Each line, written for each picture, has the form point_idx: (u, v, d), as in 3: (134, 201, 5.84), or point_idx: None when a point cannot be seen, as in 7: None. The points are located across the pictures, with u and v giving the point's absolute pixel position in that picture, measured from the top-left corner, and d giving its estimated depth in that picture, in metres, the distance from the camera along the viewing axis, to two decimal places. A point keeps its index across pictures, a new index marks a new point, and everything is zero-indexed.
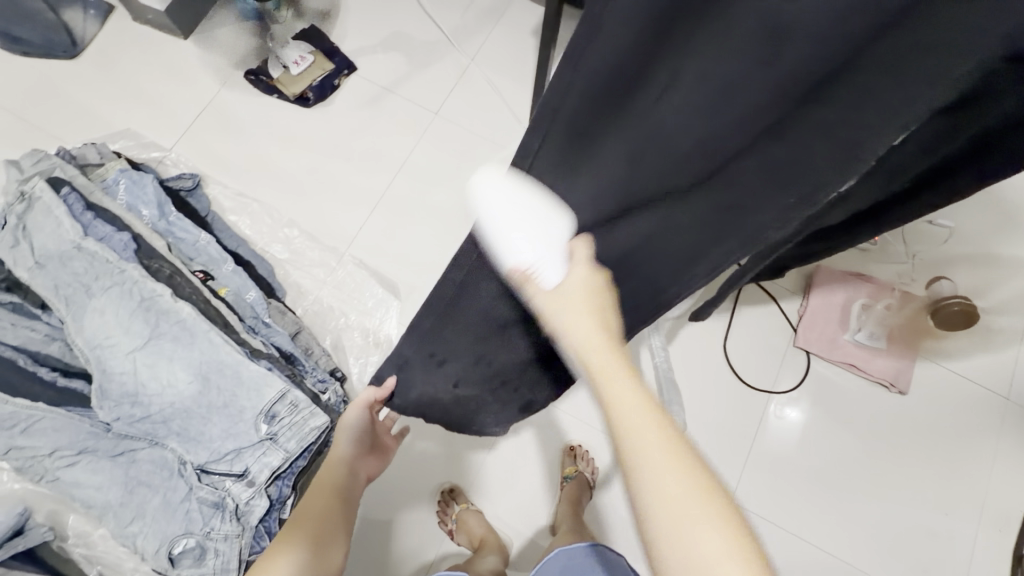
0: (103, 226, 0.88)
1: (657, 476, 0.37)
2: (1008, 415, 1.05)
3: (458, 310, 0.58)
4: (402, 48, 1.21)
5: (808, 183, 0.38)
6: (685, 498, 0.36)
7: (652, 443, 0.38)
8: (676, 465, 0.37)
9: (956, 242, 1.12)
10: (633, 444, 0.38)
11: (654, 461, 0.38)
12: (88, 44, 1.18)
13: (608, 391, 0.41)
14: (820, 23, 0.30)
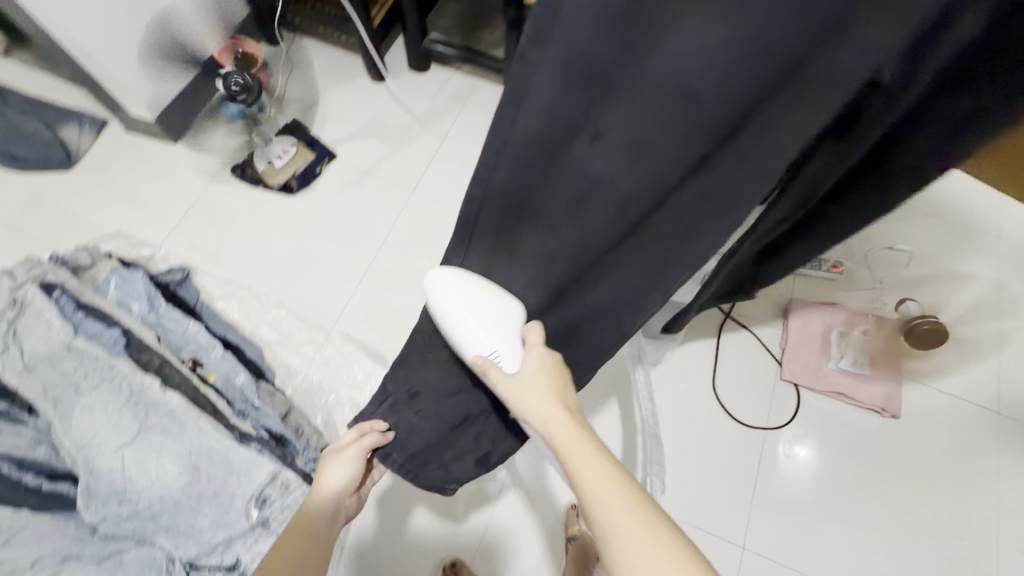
0: (94, 323, 0.90)
1: (625, 532, 0.45)
2: (1002, 428, 1.06)
3: (472, 310, 0.60)
4: (378, 134, 1.31)
5: (738, 202, 0.44)
6: (651, 549, 0.44)
7: (615, 502, 0.46)
8: (641, 521, 0.45)
9: (915, 265, 1.19)
10: (598, 502, 0.47)
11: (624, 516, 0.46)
12: (81, 156, 1.25)
13: (573, 461, 0.50)
14: (717, 57, 0.37)
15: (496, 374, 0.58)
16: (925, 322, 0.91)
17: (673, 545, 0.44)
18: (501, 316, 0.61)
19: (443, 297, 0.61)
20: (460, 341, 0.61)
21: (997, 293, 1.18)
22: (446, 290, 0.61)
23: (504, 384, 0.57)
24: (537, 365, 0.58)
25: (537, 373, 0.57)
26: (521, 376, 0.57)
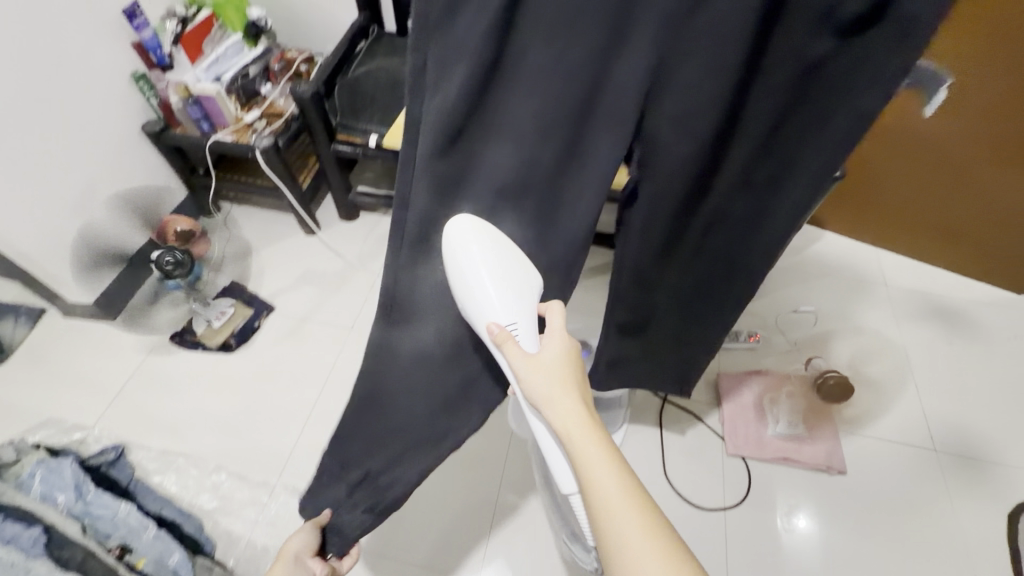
0: (12, 524, 0.81)
1: (635, 544, 0.47)
2: (942, 465, 1.10)
3: (496, 275, 0.57)
4: (315, 281, 1.39)
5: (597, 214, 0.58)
6: (657, 564, 0.46)
7: (628, 514, 0.48)
8: (648, 535, 0.47)
9: (822, 322, 1.30)
10: (609, 513, 0.48)
11: (634, 527, 0.48)
12: (15, 348, 1.27)
13: (588, 467, 0.50)
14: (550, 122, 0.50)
15: (516, 349, 0.56)
16: (832, 376, 0.98)
17: (671, 554, 0.47)
18: (519, 283, 0.58)
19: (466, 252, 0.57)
20: (477, 311, 0.59)
21: (900, 334, 1.28)
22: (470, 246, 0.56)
23: (526, 369, 0.55)
24: (560, 357, 0.56)
25: (559, 363, 0.56)
26: (543, 360, 0.56)
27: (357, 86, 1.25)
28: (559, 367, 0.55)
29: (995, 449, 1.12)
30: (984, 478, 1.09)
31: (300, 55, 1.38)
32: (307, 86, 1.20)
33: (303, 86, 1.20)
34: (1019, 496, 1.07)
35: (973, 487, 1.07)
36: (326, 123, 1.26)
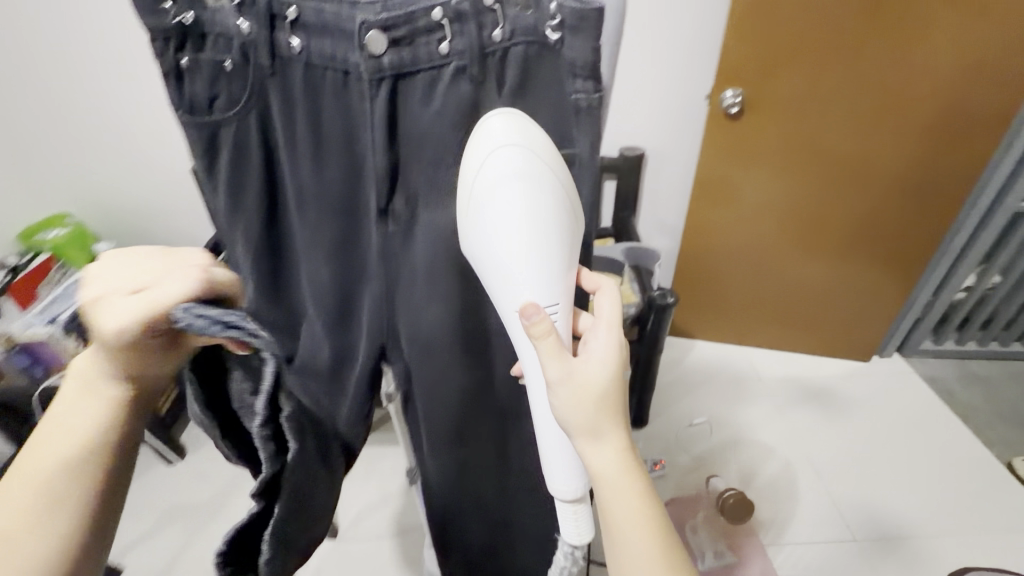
0: None
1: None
2: (869, 556, 1.09)
3: (534, 219, 0.41)
4: (180, 518, 1.19)
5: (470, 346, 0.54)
6: (649, 546, 0.44)
7: (653, 549, 0.44)
8: (641, 521, 0.44)
9: (718, 429, 1.33)
10: (606, 497, 0.44)
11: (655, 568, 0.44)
12: None
13: (593, 449, 0.44)
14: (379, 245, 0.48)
15: (554, 349, 0.42)
16: (731, 496, 0.97)
17: (663, 532, 0.45)
18: (561, 250, 0.43)
19: (499, 186, 0.40)
20: (500, 275, 0.42)
21: (789, 423, 1.34)
22: (500, 169, 0.40)
23: (562, 367, 0.42)
24: (607, 368, 0.44)
25: (604, 356, 0.44)
26: (586, 371, 0.43)
27: None
28: (607, 377, 0.43)
29: (904, 520, 1.15)
30: (907, 554, 1.09)
31: None
32: None
33: None
34: (943, 565, 1.08)
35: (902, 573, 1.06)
36: None
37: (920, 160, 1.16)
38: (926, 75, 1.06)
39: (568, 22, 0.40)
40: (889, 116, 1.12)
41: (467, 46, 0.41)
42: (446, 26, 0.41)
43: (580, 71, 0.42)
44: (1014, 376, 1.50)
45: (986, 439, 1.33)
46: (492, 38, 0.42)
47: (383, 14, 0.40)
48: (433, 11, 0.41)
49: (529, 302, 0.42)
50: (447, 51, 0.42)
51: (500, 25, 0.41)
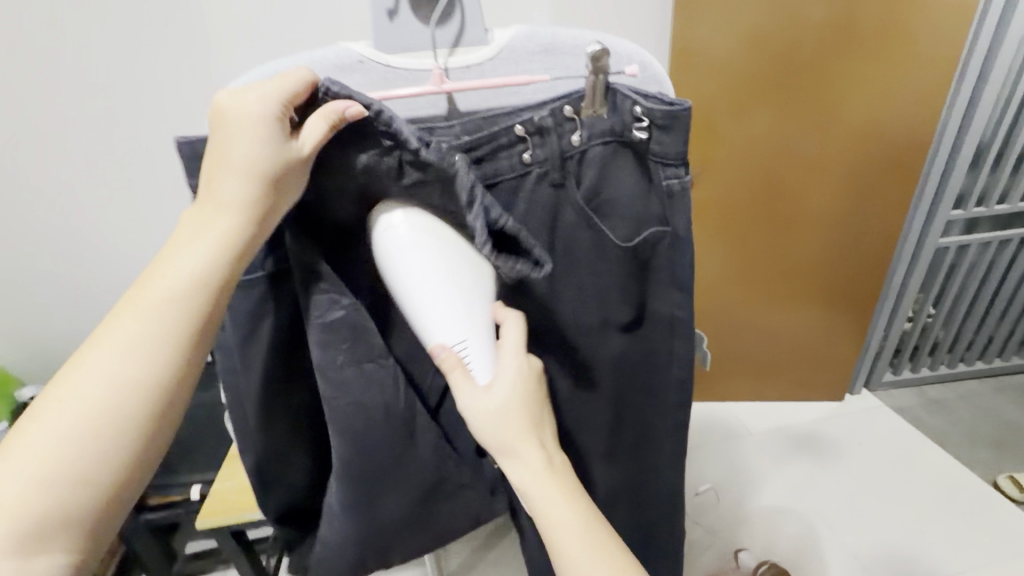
0: None
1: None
2: None
3: (433, 272, 0.47)
4: None
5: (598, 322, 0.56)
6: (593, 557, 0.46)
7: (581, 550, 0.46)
8: (585, 536, 0.47)
9: (723, 493, 1.32)
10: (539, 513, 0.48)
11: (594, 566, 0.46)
12: None
13: (517, 464, 0.47)
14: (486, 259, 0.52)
15: (462, 381, 0.47)
16: None
17: (604, 540, 0.47)
18: (466, 286, 0.48)
19: (399, 257, 0.47)
20: (419, 325, 0.48)
21: (788, 475, 1.35)
22: (404, 235, 0.47)
23: (477, 395, 0.47)
24: (513, 388, 0.48)
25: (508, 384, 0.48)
26: (491, 398, 0.47)
27: None
28: (517, 399, 0.47)
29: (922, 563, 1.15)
30: None
31: None
32: None
33: None
34: None
35: None
36: None
37: (853, 209, 1.29)
38: (845, 136, 1.20)
39: (656, 122, 0.47)
40: (822, 173, 1.24)
41: (548, 155, 0.48)
42: (528, 140, 0.48)
43: (671, 160, 0.49)
44: (967, 395, 1.59)
45: (966, 462, 1.37)
46: (572, 143, 0.48)
47: (467, 137, 0.47)
48: (515, 129, 0.47)
49: (438, 342, 0.48)
50: (529, 161, 0.49)
51: (579, 131, 0.48)
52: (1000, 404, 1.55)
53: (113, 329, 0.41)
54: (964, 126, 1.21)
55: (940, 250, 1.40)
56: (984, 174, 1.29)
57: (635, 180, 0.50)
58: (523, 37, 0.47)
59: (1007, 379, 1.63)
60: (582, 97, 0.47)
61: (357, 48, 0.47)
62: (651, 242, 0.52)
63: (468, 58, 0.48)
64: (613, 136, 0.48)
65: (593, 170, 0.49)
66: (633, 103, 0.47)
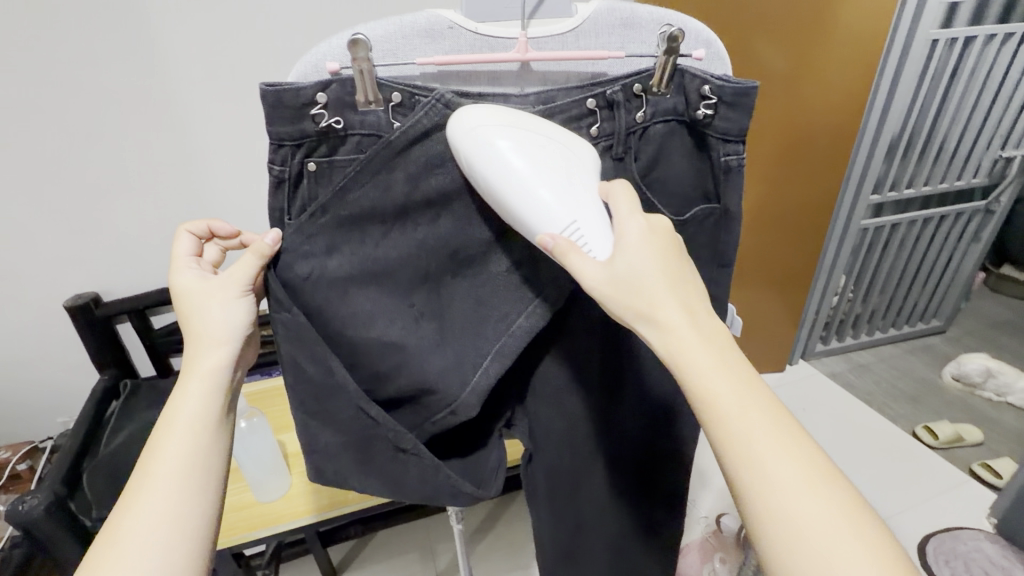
0: None
1: (718, 388, 0.41)
2: None
3: (532, 158, 0.43)
4: None
5: None
6: (758, 411, 0.40)
7: (706, 356, 0.42)
8: (743, 386, 0.41)
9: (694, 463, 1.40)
10: (678, 357, 0.42)
11: (742, 396, 0.41)
12: None
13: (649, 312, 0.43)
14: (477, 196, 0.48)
15: (578, 261, 0.42)
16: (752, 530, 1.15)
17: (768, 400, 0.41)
18: (569, 174, 0.44)
19: (487, 143, 0.43)
20: (521, 216, 0.43)
21: None
22: (501, 137, 0.43)
23: (598, 273, 0.43)
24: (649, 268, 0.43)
25: (638, 241, 0.43)
26: (611, 270, 0.43)
27: (121, 460, 0.96)
28: (644, 255, 0.43)
29: None
30: None
31: (13, 453, 1.07)
32: (36, 494, 0.85)
33: (29, 497, 0.85)
34: (911, 543, 1.22)
35: None
36: (76, 531, 0.87)
37: (793, 197, 1.41)
38: (783, 128, 1.30)
39: (724, 100, 0.49)
40: (760, 164, 1.34)
41: (615, 130, 0.49)
42: (597, 113, 0.49)
43: (733, 138, 0.51)
44: (886, 359, 1.80)
45: (893, 417, 1.55)
46: (636, 120, 0.50)
47: (540, 105, 0.48)
48: (586, 102, 0.48)
49: (546, 232, 0.43)
50: (596, 134, 0.50)
51: (644, 109, 0.49)
52: (912, 365, 1.77)
53: (168, 419, 0.47)
54: (882, 119, 1.36)
55: (861, 232, 1.57)
56: (897, 162, 1.46)
57: (687, 157, 0.53)
58: (606, 10, 0.48)
59: (914, 343, 1.86)
60: (651, 75, 0.48)
61: (448, 13, 0.46)
62: (700, 219, 0.54)
63: (552, 28, 0.48)
64: (675, 115, 0.51)
65: (651, 150, 0.51)
66: (702, 83, 0.49)
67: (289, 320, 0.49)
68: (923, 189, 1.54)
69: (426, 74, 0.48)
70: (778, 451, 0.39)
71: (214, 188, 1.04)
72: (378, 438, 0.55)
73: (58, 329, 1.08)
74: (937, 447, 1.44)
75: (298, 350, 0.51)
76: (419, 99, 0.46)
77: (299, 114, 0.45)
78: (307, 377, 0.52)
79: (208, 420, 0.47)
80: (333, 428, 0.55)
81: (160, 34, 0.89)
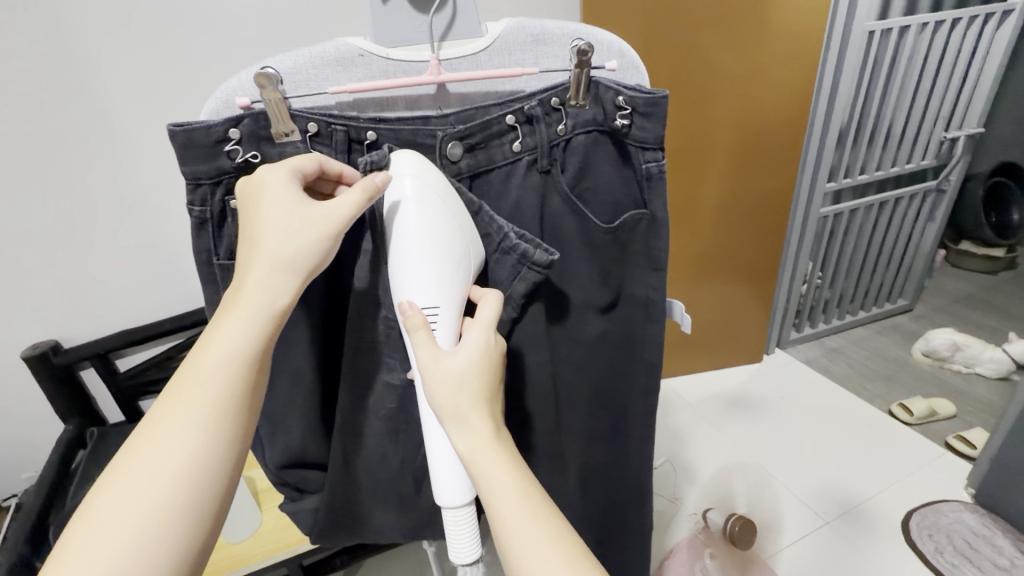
0: None
1: (503, 500, 0.42)
2: (840, 531, 1.22)
3: (422, 239, 0.44)
4: None
5: (582, 300, 0.57)
6: (531, 529, 0.42)
7: (501, 466, 0.43)
8: (525, 506, 0.42)
9: (681, 461, 1.40)
10: (475, 469, 0.43)
11: (519, 523, 0.42)
12: None
13: (457, 427, 0.44)
14: None
15: (424, 342, 0.43)
16: (733, 518, 1.14)
17: (550, 520, 0.42)
18: (448, 264, 0.45)
19: (395, 188, 0.45)
20: (393, 276, 0.46)
21: (733, 434, 1.47)
22: (407, 191, 0.44)
23: (439, 361, 0.43)
24: (476, 355, 0.44)
25: (475, 364, 0.44)
26: (450, 363, 0.44)
27: None
28: (481, 363, 0.44)
29: (854, 490, 1.30)
30: (868, 523, 1.23)
31: None
32: None
33: None
34: (896, 519, 1.24)
35: (864, 534, 1.21)
36: None
37: (757, 186, 1.44)
38: (738, 123, 1.33)
39: (638, 110, 0.50)
40: (722, 158, 1.37)
41: (538, 144, 0.50)
42: (518, 128, 0.50)
43: (651, 146, 0.52)
44: (856, 340, 1.84)
45: (869, 397, 1.58)
46: (558, 133, 0.51)
47: (461, 125, 0.49)
48: (506, 118, 0.49)
49: (408, 299, 0.45)
50: (519, 149, 0.51)
51: (564, 121, 0.51)
52: (883, 345, 1.81)
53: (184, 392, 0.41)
54: (829, 106, 1.40)
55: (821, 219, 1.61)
56: (848, 150, 1.51)
57: (614, 166, 0.54)
58: (515, 28, 0.49)
59: (884, 323, 1.91)
60: (567, 89, 0.49)
61: (357, 41, 0.46)
62: (631, 225, 0.55)
63: (463, 48, 0.49)
64: (595, 125, 0.52)
65: (577, 159, 0.52)
66: (616, 94, 0.50)
67: (382, 385, 0.54)
68: (875, 173, 1.59)
69: (342, 102, 0.48)
70: (522, 516, 0.42)
71: (170, 224, 1.01)
72: (428, 495, 0.62)
73: (14, 383, 1.04)
74: (913, 423, 1.47)
75: (380, 435, 0.56)
76: (336, 127, 0.47)
77: (213, 151, 0.44)
78: (384, 419, 0.55)
79: (230, 401, 0.41)
80: (385, 495, 0.60)
81: (100, 71, 0.87)
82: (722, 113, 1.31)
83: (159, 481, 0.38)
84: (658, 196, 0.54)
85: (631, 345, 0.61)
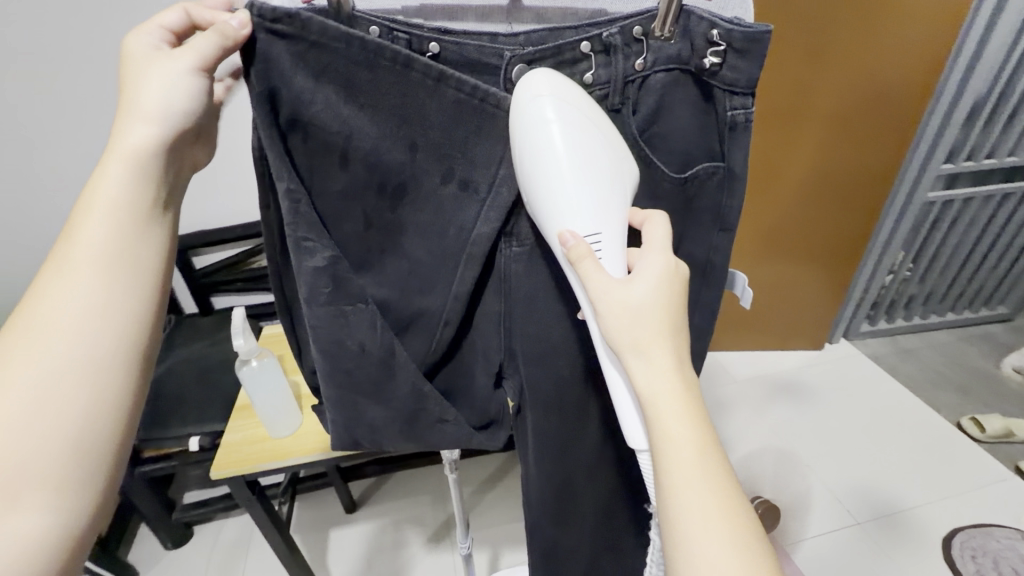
0: None
1: (684, 445, 0.41)
2: (872, 535, 1.17)
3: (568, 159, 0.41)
4: None
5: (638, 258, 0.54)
6: (710, 488, 0.40)
7: (679, 414, 0.41)
8: (704, 460, 0.41)
9: (715, 436, 1.37)
10: (657, 414, 0.41)
11: (693, 472, 0.40)
12: None
13: (655, 372, 0.42)
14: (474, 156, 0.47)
15: (593, 270, 0.42)
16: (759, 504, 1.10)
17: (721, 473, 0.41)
18: (607, 173, 0.43)
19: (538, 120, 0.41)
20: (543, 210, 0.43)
21: (775, 419, 1.41)
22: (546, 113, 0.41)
23: (611, 293, 0.42)
24: (651, 284, 0.43)
25: (644, 288, 0.43)
26: (630, 298, 0.42)
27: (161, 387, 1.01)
28: (656, 298, 0.43)
29: (896, 497, 1.24)
30: (905, 532, 1.17)
31: None
32: None
33: None
34: (937, 534, 1.17)
35: (899, 542, 1.16)
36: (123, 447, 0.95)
37: (851, 160, 1.29)
38: (849, 85, 1.18)
39: (733, 47, 0.45)
40: (820, 123, 1.23)
41: (612, 78, 0.46)
42: (593, 58, 0.45)
43: (740, 90, 0.47)
44: (935, 342, 1.68)
45: (936, 405, 1.46)
46: (636, 68, 0.46)
47: (531, 47, 0.44)
48: (580, 45, 0.45)
49: (567, 230, 0.43)
50: (592, 81, 0.46)
51: (645, 55, 0.45)
52: (966, 352, 1.64)
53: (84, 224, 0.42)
54: (966, 77, 1.20)
55: (926, 205, 1.43)
56: (979, 128, 1.30)
57: (694, 110, 0.48)
58: None
59: (972, 329, 1.72)
60: (653, 17, 0.44)
61: None
62: (703, 178, 0.50)
63: None
64: (678, 63, 0.46)
65: (653, 101, 0.47)
66: (710, 27, 0.45)
67: (325, 267, 0.47)
68: (1005, 160, 1.38)
69: (408, 8, 0.44)
70: (697, 472, 0.40)
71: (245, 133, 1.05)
72: (427, 413, 0.55)
73: None
74: (982, 440, 1.35)
75: (341, 324, 0.49)
76: (398, 34, 0.43)
77: (228, 33, 0.40)
78: (317, 305, 0.48)
79: (123, 209, 0.42)
80: (376, 399, 0.54)
81: None
82: (826, 73, 1.16)
83: (64, 270, 0.41)
84: (740, 147, 0.49)
85: (678, 314, 0.57)
